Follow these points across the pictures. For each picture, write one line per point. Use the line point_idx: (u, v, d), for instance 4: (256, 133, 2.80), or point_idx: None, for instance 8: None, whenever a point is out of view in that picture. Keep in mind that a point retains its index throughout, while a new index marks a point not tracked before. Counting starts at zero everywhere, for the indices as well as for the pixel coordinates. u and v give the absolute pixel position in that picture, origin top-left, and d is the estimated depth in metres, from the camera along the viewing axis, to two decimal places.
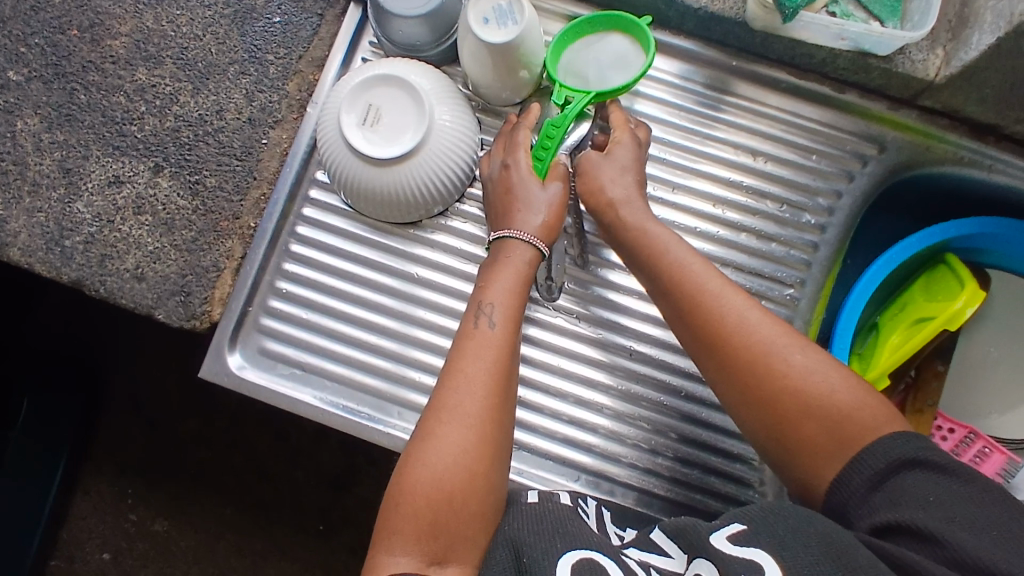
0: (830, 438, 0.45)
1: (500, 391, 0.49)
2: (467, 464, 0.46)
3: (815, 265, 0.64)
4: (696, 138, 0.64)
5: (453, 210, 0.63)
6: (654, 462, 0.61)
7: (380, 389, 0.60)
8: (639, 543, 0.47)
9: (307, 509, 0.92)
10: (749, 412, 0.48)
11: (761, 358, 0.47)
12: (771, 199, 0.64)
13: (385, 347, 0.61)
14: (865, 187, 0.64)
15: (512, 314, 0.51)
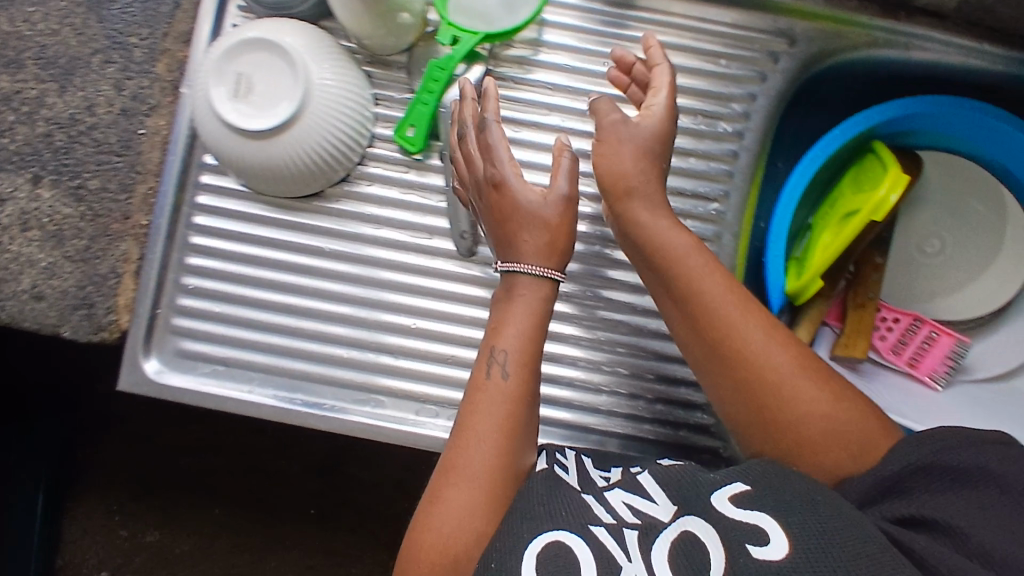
0: (814, 442, 0.46)
1: (511, 447, 0.48)
2: (477, 525, 0.45)
3: (737, 175, 0.60)
4: (606, 60, 0.61)
5: (357, 174, 0.59)
6: (604, 401, 0.59)
7: (314, 372, 0.58)
8: (624, 484, 0.47)
9: (301, 495, 0.91)
10: (736, 409, 0.48)
11: (771, 380, 0.47)
12: (686, 113, 0.60)
13: (311, 328, 0.58)
14: (781, 85, 0.60)
15: (529, 359, 0.49)
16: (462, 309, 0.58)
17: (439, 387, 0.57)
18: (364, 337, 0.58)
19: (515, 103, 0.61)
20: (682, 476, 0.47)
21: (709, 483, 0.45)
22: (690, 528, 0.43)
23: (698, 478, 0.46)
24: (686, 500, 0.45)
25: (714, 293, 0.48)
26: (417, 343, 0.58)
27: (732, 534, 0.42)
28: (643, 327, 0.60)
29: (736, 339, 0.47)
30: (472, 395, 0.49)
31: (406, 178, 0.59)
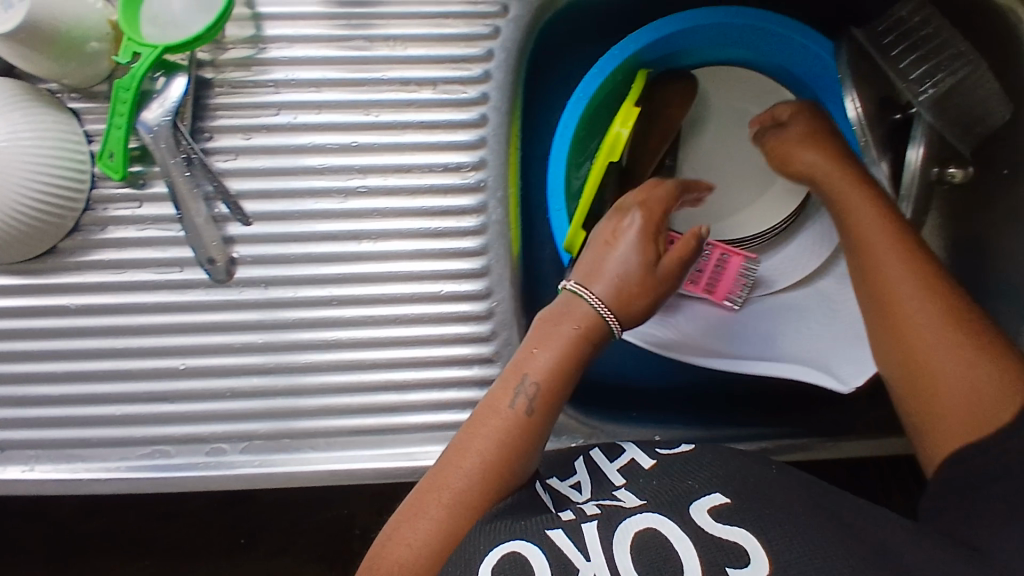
0: (969, 389, 0.40)
1: (501, 477, 0.45)
2: (433, 546, 0.42)
3: (490, 140, 0.57)
4: (356, 44, 0.56)
5: (91, 219, 0.55)
6: (407, 400, 0.57)
7: (101, 435, 0.55)
8: (600, 498, 0.46)
9: (223, 524, 0.87)
10: (896, 366, 0.44)
11: (926, 356, 0.42)
12: (425, 85, 0.56)
13: (86, 391, 0.55)
14: (516, 34, 0.56)
15: (551, 393, 0.48)
16: (238, 337, 0.56)
17: (225, 423, 0.56)
18: (136, 390, 0.56)
19: (242, 109, 0.55)
20: (662, 484, 0.45)
21: (688, 489, 0.43)
22: (653, 524, 0.41)
23: (676, 488, 0.44)
24: (661, 500, 0.43)
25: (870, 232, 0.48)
26: (190, 383, 0.56)
27: (709, 546, 0.39)
28: (429, 316, 0.57)
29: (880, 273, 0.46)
30: (537, 396, 0.47)
31: (139, 213, 0.55)
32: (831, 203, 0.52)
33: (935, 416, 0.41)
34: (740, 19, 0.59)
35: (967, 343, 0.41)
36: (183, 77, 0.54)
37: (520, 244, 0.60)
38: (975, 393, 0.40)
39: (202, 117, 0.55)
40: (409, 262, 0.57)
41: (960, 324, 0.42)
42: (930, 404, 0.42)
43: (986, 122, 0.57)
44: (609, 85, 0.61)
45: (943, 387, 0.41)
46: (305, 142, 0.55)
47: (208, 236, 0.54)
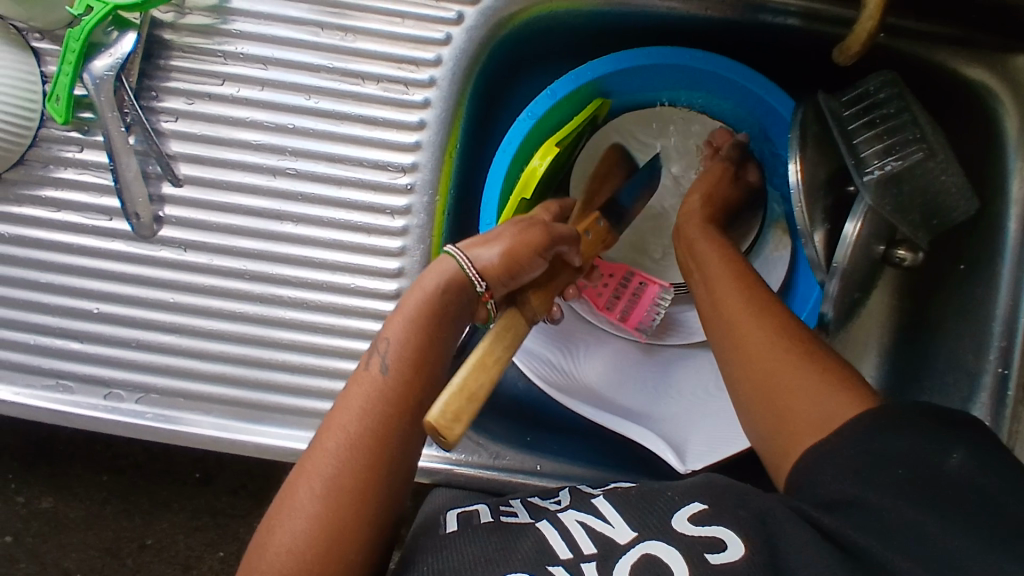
0: (814, 409, 0.43)
1: (366, 436, 0.43)
2: (309, 536, 0.41)
3: (426, 145, 0.58)
4: (320, 30, 0.57)
5: (38, 157, 0.58)
6: (305, 383, 0.58)
7: (25, 362, 0.58)
8: (577, 505, 0.47)
9: (179, 458, 0.92)
10: (755, 412, 0.47)
11: (770, 373, 0.46)
12: (369, 80, 0.58)
13: (23, 318, 0.58)
14: (466, 45, 0.58)
15: (416, 345, 0.47)
16: (157, 293, 0.58)
17: (128, 372, 0.58)
18: (50, 323, 0.58)
19: (194, 74, 0.57)
20: (641, 493, 0.46)
21: (667, 502, 0.44)
22: (652, 550, 0.41)
23: (656, 501, 0.44)
24: (644, 521, 0.43)
25: (722, 289, 0.53)
26: (102, 327, 0.58)
27: (693, 548, 0.41)
28: (343, 307, 0.58)
29: (733, 325, 0.50)
30: (396, 364, 0.46)
31: (80, 157, 0.58)
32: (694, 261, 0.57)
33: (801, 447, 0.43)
34: (701, 64, 0.59)
35: (812, 367, 0.45)
36: (134, 33, 0.55)
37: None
38: (827, 415, 0.43)
39: (156, 77, 0.57)
40: (325, 251, 0.58)
41: (807, 358, 0.46)
42: (789, 441, 0.44)
43: (945, 214, 0.58)
44: (564, 109, 0.61)
45: (790, 415, 0.44)
46: (246, 116, 0.57)
47: (133, 188, 0.56)
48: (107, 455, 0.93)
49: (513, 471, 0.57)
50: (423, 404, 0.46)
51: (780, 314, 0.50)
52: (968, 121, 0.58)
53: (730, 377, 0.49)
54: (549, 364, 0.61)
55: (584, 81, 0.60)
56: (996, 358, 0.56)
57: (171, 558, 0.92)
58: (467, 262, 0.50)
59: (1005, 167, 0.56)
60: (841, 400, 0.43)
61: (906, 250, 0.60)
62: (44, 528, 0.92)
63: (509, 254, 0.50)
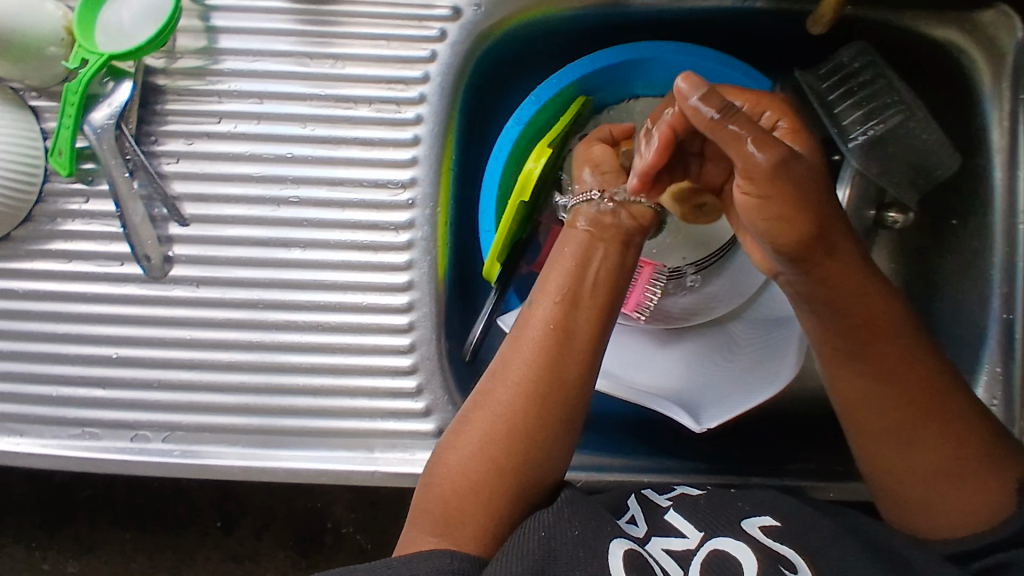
0: (961, 493, 0.46)
1: (542, 372, 0.49)
2: (489, 451, 0.48)
3: (422, 159, 0.60)
4: (308, 60, 0.60)
5: (46, 212, 0.59)
6: (325, 405, 0.59)
7: (48, 414, 0.58)
8: (658, 531, 0.48)
9: (200, 508, 0.92)
10: (885, 463, 0.49)
11: (917, 476, 0.48)
12: (361, 103, 0.59)
13: (42, 371, 0.59)
14: (452, 59, 0.60)
15: (591, 270, 0.52)
16: (172, 331, 0.59)
17: (152, 412, 0.58)
18: (70, 373, 0.58)
19: (190, 115, 0.59)
20: (708, 504, 0.50)
21: (737, 511, 0.49)
22: (722, 548, 0.45)
23: (727, 509, 0.49)
24: (713, 524, 0.47)
25: (877, 352, 0.47)
26: (122, 371, 0.59)
27: (771, 558, 0.44)
28: (358, 325, 0.59)
29: (881, 393, 0.48)
30: (561, 299, 0.51)
31: (87, 207, 0.59)
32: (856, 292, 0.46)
33: (932, 518, 0.47)
34: (678, 54, 0.61)
35: (971, 466, 0.46)
36: (129, 82, 0.57)
37: (447, 265, 0.62)
38: (967, 515, 0.46)
39: (154, 122, 0.59)
40: (336, 272, 0.59)
41: (963, 439, 0.47)
42: (909, 499, 0.48)
43: (929, 172, 0.60)
44: (552, 111, 0.63)
45: (933, 503, 0.47)
46: (245, 150, 0.59)
47: (142, 231, 0.57)
48: (130, 511, 0.92)
49: None
50: (594, 340, 0.50)
51: (933, 370, 0.47)
52: (943, 79, 0.60)
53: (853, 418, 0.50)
54: None
55: (568, 82, 0.62)
56: (998, 305, 0.57)
57: None
58: (585, 196, 0.56)
59: (984, 119, 0.58)
60: (997, 492, 0.46)
61: (897, 212, 0.61)
62: None
63: (591, 163, 0.58)
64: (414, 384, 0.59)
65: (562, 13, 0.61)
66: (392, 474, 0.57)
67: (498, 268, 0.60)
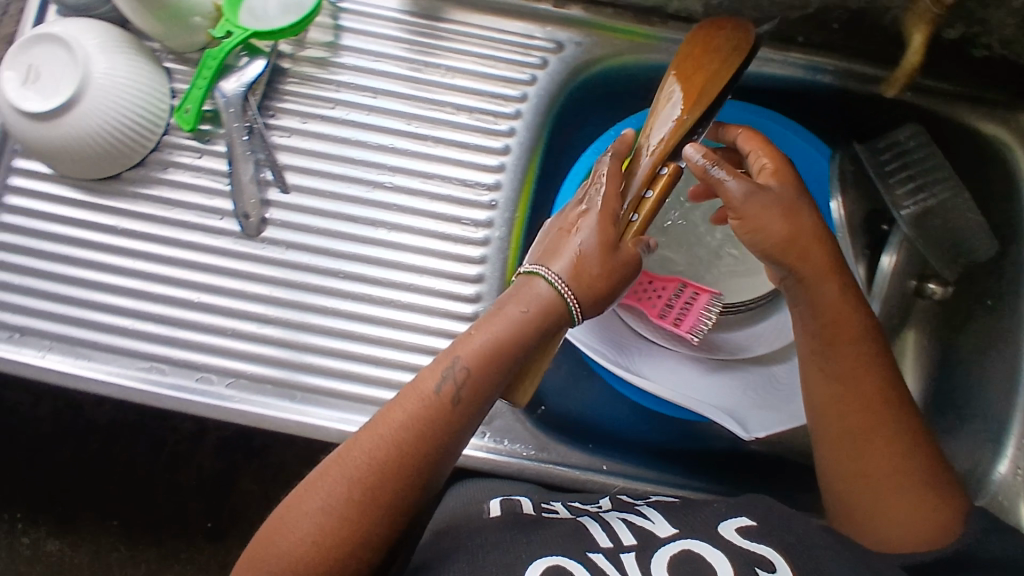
0: (913, 508, 0.53)
1: (405, 458, 0.48)
2: (326, 523, 0.47)
3: (509, 168, 0.65)
4: (419, 67, 0.66)
5: (161, 160, 0.64)
6: (381, 377, 0.61)
7: (116, 344, 0.61)
8: (618, 508, 0.56)
9: (190, 509, 0.98)
10: (840, 471, 0.56)
11: (867, 472, 0.55)
12: (463, 111, 0.66)
13: (121, 304, 0.62)
14: (548, 85, 0.66)
15: (478, 380, 0.49)
16: (252, 286, 0.62)
17: (219, 357, 0.61)
18: (151, 309, 0.62)
19: (307, 97, 0.65)
20: (682, 509, 0.55)
21: (714, 515, 0.53)
22: (692, 548, 0.50)
23: (703, 514, 0.54)
24: (685, 525, 0.53)
25: (846, 353, 0.55)
26: (200, 316, 0.62)
27: (744, 557, 0.49)
28: (427, 308, 0.63)
29: (843, 399, 0.55)
30: (452, 399, 0.49)
31: (198, 163, 0.64)
32: (842, 354, 0.55)
33: (883, 528, 0.54)
34: (751, 113, 0.67)
35: (914, 479, 0.54)
36: (263, 60, 0.63)
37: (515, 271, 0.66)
38: (932, 535, 0.53)
39: (272, 98, 0.65)
40: (414, 256, 0.63)
41: (915, 473, 0.54)
42: (872, 517, 0.55)
43: (969, 254, 0.65)
44: None
45: (881, 511, 0.54)
46: (351, 135, 0.65)
47: (246, 192, 0.62)
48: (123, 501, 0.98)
49: (581, 468, 0.62)
50: (464, 440, 0.50)
51: (905, 417, 0.55)
52: (984, 168, 0.64)
53: (821, 439, 0.57)
54: (598, 346, 0.64)
55: None
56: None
57: None
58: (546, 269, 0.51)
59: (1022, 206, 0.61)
60: (948, 523, 0.53)
61: (936, 284, 0.68)
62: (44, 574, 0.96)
63: (602, 268, 0.51)
64: None
65: (649, 62, 0.67)
66: None
67: None
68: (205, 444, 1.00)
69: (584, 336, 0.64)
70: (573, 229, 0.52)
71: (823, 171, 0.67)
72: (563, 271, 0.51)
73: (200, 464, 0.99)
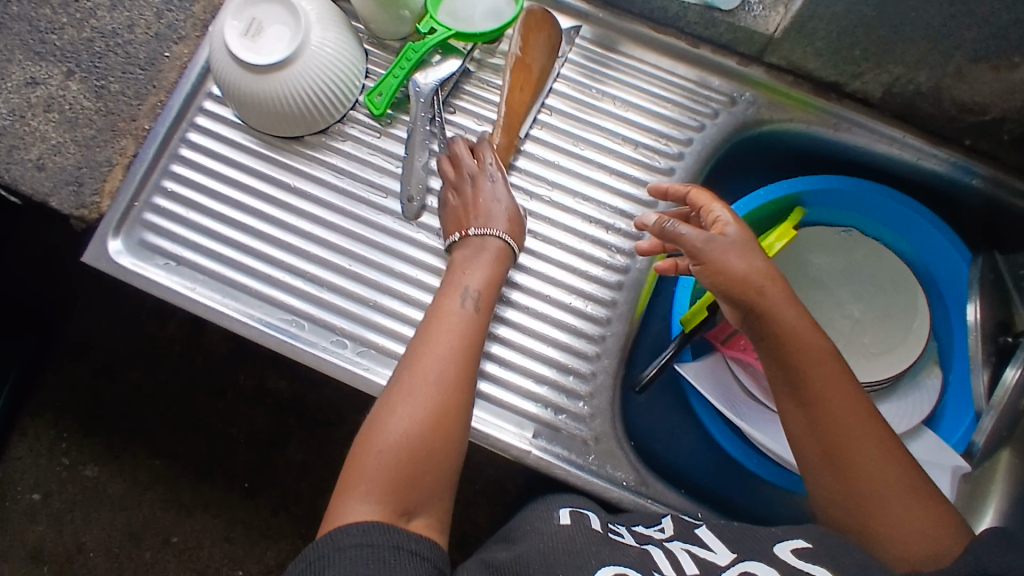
0: (910, 517, 0.49)
1: (467, 357, 0.55)
2: (429, 419, 0.51)
3: (662, 206, 0.67)
4: (591, 92, 0.69)
5: (342, 132, 0.67)
6: (502, 375, 0.64)
7: (259, 293, 0.64)
8: (683, 537, 0.54)
9: (236, 466, 1.00)
10: (833, 492, 0.52)
11: (866, 489, 0.51)
12: (628, 143, 0.68)
13: (271, 257, 0.65)
14: (714, 136, 0.69)
15: (487, 298, 0.59)
16: (399, 265, 0.65)
17: (356, 326, 0.63)
18: (302, 268, 0.64)
19: (484, 99, 0.68)
20: (741, 532, 0.53)
21: (773, 537, 0.51)
22: (751, 571, 0.48)
23: (761, 535, 0.52)
24: (744, 547, 0.51)
25: (816, 371, 0.53)
26: (346, 282, 0.64)
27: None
28: (559, 321, 0.65)
29: (824, 420, 0.53)
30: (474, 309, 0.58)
31: (375, 142, 0.67)
32: (814, 384, 0.53)
33: (889, 544, 0.49)
34: (899, 204, 0.69)
35: (915, 492, 0.50)
36: (456, 61, 0.66)
37: (645, 304, 0.68)
38: (934, 544, 0.48)
39: (454, 96, 0.68)
40: (555, 268, 0.66)
41: (915, 487, 0.50)
42: (872, 541, 0.50)
43: None
44: (773, 207, 0.71)
45: (886, 528, 0.49)
46: (519, 143, 0.68)
47: (418, 179, 0.65)
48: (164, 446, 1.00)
49: (680, 509, 0.62)
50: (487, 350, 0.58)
51: (878, 423, 0.53)
52: None
53: (811, 463, 0.53)
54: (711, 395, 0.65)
55: (796, 190, 0.70)
56: None
57: (187, 564, 0.98)
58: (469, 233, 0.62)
59: None
60: (946, 527, 0.49)
61: None
62: (76, 496, 0.99)
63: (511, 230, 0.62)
64: (586, 388, 0.65)
65: (813, 134, 0.69)
66: (545, 459, 0.62)
67: (700, 317, 0.65)
68: (266, 403, 1.02)
69: (696, 375, 0.66)
70: (494, 197, 0.62)
71: (964, 267, 0.68)
72: (506, 231, 0.62)
73: (254, 424, 1.01)
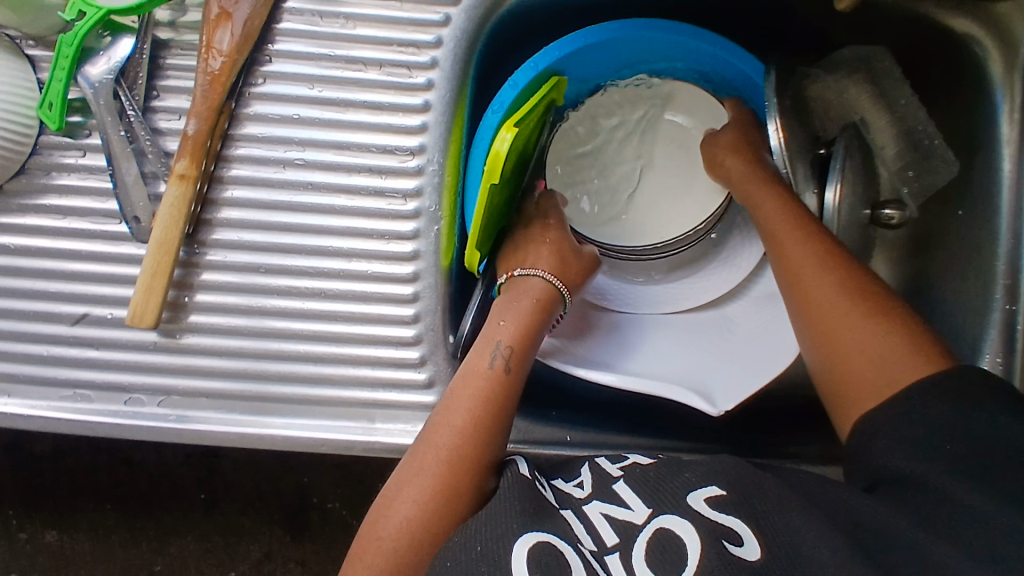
0: (876, 364, 0.48)
1: (486, 429, 0.51)
2: (427, 506, 0.48)
3: (432, 127, 0.57)
4: (318, 18, 0.57)
5: (49, 167, 0.57)
6: (325, 373, 0.57)
7: (41, 374, 0.57)
8: (601, 496, 0.49)
9: (185, 481, 0.92)
10: (822, 370, 0.51)
11: (848, 353, 0.50)
12: (372, 66, 0.57)
13: (34, 330, 0.57)
14: (466, 25, 0.58)
15: (520, 354, 0.55)
16: (176, 294, 0.57)
17: (148, 375, 0.57)
18: (64, 333, 0.57)
19: (191, 70, 0.57)
20: (658, 476, 0.49)
21: (685, 484, 0.47)
22: (666, 527, 0.45)
23: (675, 482, 0.48)
24: (661, 501, 0.47)
25: (792, 254, 0.55)
26: (117, 333, 0.57)
27: (713, 531, 0.44)
28: (363, 293, 0.57)
29: (805, 283, 0.53)
30: (497, 374, 0.53)
31: (83, 162, 0.57)
32: (779, 246, 0.55)
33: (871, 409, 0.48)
34: (690, 37, 0.60)
35: (895, 339, 0.49)
36: (130, 38, 0.56)
37: (452, 253, 0.60)
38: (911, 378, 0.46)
39: (154, 76, 0.57)
40: (341, 239, 0.57)
41: (893, 333, 0.49)
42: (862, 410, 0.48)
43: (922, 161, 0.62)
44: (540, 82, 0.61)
45: (869, 393, 0.48)
46: (249, 110, 0.57)
47: (150, 193, 0.56)
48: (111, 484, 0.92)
49: (545, 442, 0.59)
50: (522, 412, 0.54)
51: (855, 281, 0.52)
52: (958, 73, 0.59)
53: (808, 344, 0.53)
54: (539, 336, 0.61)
55: (566, 53, 0.60)
56: (1002, 299, 0.57)
57: None
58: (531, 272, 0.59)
59: (994, 111, 0.57)
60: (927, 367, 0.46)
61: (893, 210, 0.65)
62: (50, 563, 0.91)
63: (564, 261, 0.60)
64: (417, 355, 0.58)
65: None
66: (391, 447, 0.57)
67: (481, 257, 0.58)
68: None
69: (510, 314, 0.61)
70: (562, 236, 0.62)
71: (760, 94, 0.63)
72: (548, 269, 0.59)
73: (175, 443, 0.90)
